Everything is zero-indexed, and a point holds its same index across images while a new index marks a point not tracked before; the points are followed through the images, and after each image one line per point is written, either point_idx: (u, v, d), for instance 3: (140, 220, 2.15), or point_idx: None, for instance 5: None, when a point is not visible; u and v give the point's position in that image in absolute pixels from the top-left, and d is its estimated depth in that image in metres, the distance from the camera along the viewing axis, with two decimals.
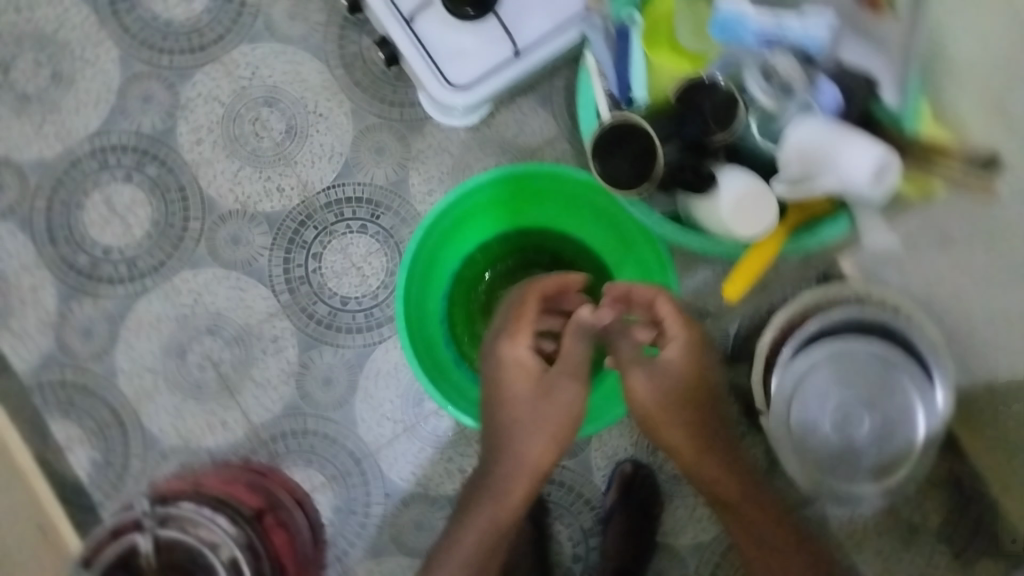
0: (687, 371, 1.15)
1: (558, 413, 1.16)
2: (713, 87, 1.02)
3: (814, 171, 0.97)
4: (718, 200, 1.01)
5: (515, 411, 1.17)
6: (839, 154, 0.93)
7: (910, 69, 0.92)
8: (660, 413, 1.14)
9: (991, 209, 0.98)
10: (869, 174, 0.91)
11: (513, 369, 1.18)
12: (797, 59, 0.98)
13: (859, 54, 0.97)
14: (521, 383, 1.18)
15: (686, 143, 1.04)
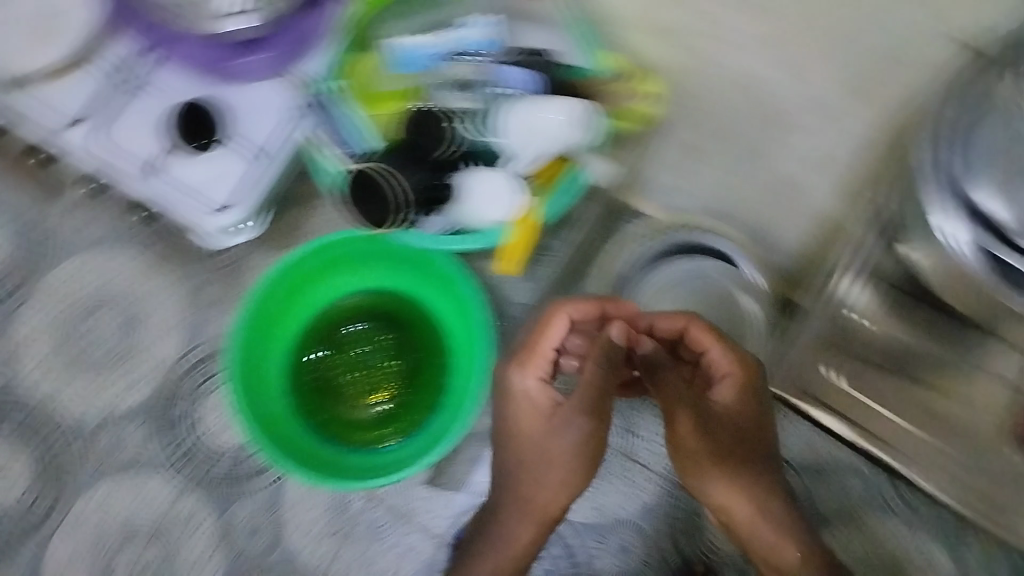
0: (738, 415, 1.01)
1: (567, 457, 1.03)
2: (424, 112, 1.04)
3: (532, 143, 1.01)
4: (470, 200, 1.02)
5: (541, 458, 1.04)
6: (542, 118, 0.99)
7: (576, 29, 1.05)
8: (711, 461, 1.00)
9: (751, 89, 1.00)
10: (571, 121, 0.98)
11: (529, 408, 1.04)
12: (474, 61, 1.05)
13: (533, 36, 1.06)
14: (548, 421, 1.03)
15: (432, 165, 1.02)
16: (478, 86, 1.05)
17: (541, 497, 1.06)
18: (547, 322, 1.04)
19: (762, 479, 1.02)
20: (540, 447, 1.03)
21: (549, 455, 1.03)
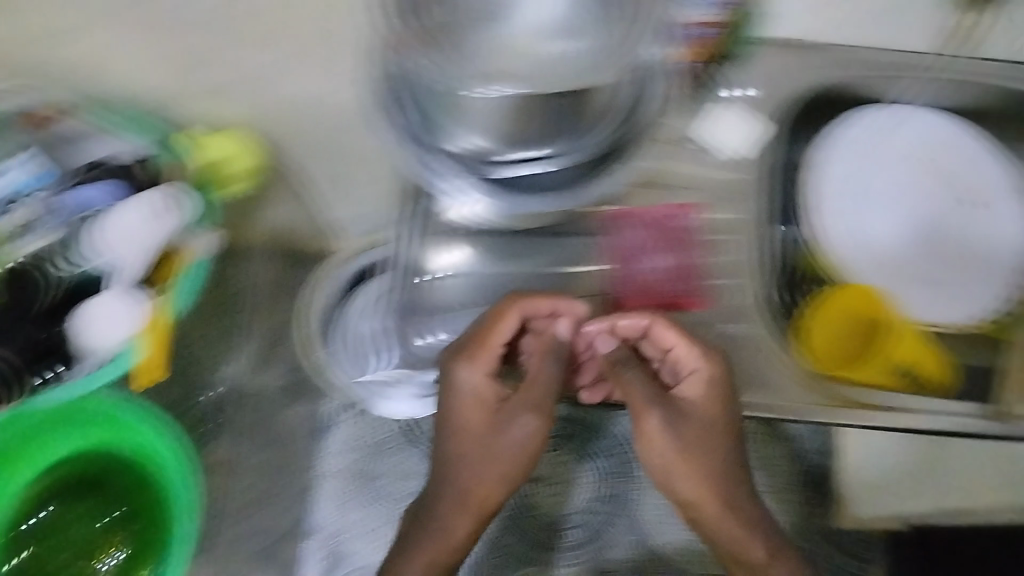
0: (719, 419, 0.68)
1: (505, 459, 0.69)
2: (24, 295, 0.63)
3: (115, 259, 0.63)
4: (91, 334, 0.63)
5: (475, 458, 0.70)
6: (104, 226, 0.62)
7: (133, 104, 0.71)
8: (687, 472, 0.68)
9: (321, 149, 0.79)
10: (148, 214, 0.63)
11: (472, 408, 0.70)
12: (30, 204, 0.63)
13: (87, 145, 0.67)
14: (474, 408, 0.70)
15: (40, 320, 0.63)
16: (48, 220, 0.63)
17: (480, 489, 0.70)
18: (486, 323, 0.72)
19: (739, 489, 0.69)
20: (445, 442, 0.71)
21: (446, 467, 0.71)
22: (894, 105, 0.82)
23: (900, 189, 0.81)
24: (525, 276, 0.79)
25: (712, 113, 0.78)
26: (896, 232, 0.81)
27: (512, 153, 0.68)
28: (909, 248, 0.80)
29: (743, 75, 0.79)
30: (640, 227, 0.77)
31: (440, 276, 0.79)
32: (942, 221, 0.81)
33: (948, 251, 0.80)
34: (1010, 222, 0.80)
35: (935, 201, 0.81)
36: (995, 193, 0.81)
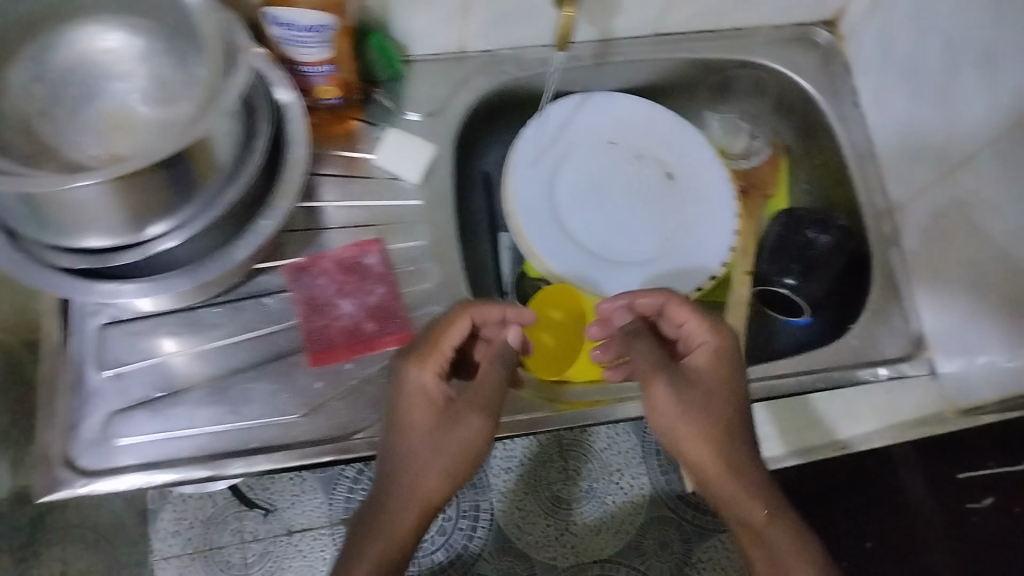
0: (722, 390, 0.61)
1: (444, 461, 0.58)
2: None
3: None
4: None
5: (419, 454, 0.58)
6: None
7: None
8: (691, 443, 0.60)
9: None
10: None
11: (419, 409, 0.59)
12: None
13: None
14: (410, 407, 0.59)
15: None
16: None
17: (433, 489, 0.59)
18: (431, 330, 0.63)
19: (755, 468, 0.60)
20: (393, 443, 0.59)
21: (389, 478, 0.59)
22: (569, 100, 0.85)
23: (596, 180, 0.84)
24: (225, 350, 0.68)
25: (382, 137, 0.76)
26: (604, 222, 0.82)
27: (145, 229, 0.58)
28: (621, 234, 0.82)
29: (407, 99, 0.78)
30: (323, 275, 0.71)
31: (127, 370, 0.67)
32: (643, 201, 0.84)
33: (658, 226, 0.83)
34: (702, 187, 0.85)
35: (630, 184, 0.84)
36: (683, 162, 0.86)
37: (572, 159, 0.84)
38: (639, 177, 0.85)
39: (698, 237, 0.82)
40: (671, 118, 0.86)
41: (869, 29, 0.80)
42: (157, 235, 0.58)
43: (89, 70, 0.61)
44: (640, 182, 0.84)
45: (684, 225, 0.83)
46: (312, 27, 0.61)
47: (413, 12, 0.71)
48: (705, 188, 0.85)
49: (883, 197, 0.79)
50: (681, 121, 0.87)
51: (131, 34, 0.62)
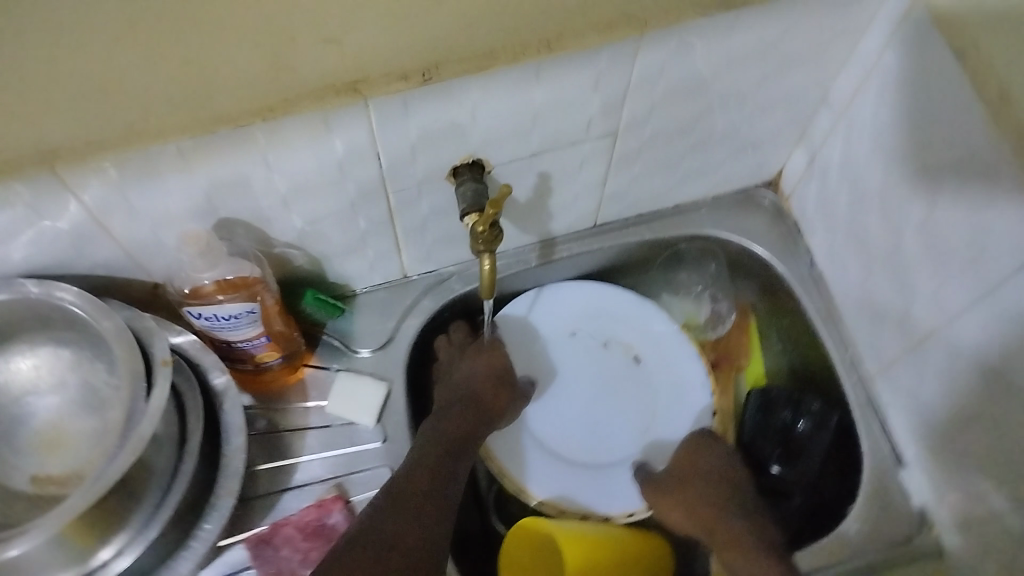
0: (709, 466, 0.74)
1: (511, 391, 0.75)
2: None
3: None
4: None
5: (486, 385, 0.73)
6: None
7: None
8: (685, 511, 0.72)
9: None
10: None
11: (489, 355, 0.76)
12: None
13: None
14: (470, 358, 0.75)
15: None
16: None
17: (492, 405, 0.72)
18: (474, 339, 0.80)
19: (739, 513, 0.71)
20: (460, 376, 0.74)
21: (458, 393, 0.72)
22: (523, 297, 0.83)
23: (563, 374, 0.81)
24: None
25: (334, 382, 0.74)
26: (576, 419, 0.79)
27: (91, 559, 0.54)
28: (593, 430, 0.79)
29: (356, 336, 0.76)
30: (288, 545, 0.67)
31: None
32: (615, 388, 0.81)
33: (631, 416, 0.80)
34: (671, 365, 0.82)
35: (600, 373, 0.81)
36: (650, 341, 0.83)
37: (535, 357, 0.81)
38: (607, 363, 0.82)
39: (673, 423, 0.80)
40: (632, 297, 0.84)
41: (809, 192, 0.79)
42: (106, 559, 0.55)
43: (14, 394, 0.59)
44: (609, 370, 0.81)
45: (657, 412, 0.80)
46: (234, 314, 0.60)
47: (348, 261, 0.71)
48: (675, 367, 0.82)
49: (856, 362, 0.76)
50: (642, 299, 0.85)
51: (55, 347, 0.59)
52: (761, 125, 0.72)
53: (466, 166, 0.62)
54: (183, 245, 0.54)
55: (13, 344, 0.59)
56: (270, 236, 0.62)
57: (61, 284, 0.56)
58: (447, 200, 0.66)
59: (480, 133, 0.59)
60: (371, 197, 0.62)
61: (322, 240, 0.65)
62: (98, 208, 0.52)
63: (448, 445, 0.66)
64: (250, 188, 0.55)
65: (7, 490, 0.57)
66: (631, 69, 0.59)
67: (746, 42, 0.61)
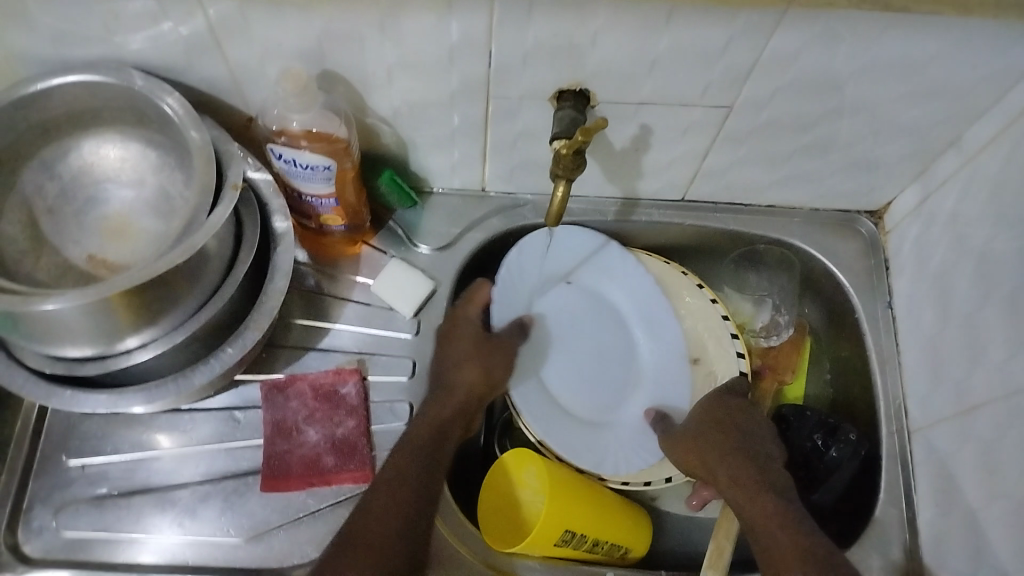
0: (729, 423, 0.70)
1: (476, 365, 0.70)
2: None
3: None
4: None
5: (457, 361, 0.70)
6: None
7: None
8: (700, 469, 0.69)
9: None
10: None
11: (463, 333, 0.72)
12: None
13: None
14: (448, 337, 0.72)
15: None
16: None
17: (476, 380, 0.70)
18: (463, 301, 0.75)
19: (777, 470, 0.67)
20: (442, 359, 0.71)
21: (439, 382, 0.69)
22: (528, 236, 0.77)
23: (561, 325, 0.77)
24: (188, 458, 0.68)
25: (386, 266, 0.75)
26: (568, 373, 0.76)
27: (119, 343, 0.58)
28: (582, 386, 0.76)
29: (419, 232, 0.78)
30: (296, 398, 0.70)
31: (97, 462, 0.68)
32: (606, 355, 0.77)
33: (618, 387, 0.77)
34: (664, 348, 0.77)
35: (595, 334, 0.78)
36: (645, 319, 0.78)
37: (549, 298, 0.78)
38: (604, 327, 0.78)
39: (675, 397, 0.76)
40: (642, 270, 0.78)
41: (910, 232, 0.75)
42: (131, 347, 0.58)
43: (95, 175, 0.62)
44: (607, 332, 0.78)
45: (641, 377, 0.77)
46: (312, 165, 0.61)
47: (433, 155, 0.71)
48: (669, 349, 0.77)
49: (901, 413, 0.73)
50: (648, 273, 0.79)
51: (144, 146, 0.62)
52: (880, 148, 0.69)
53: (571, 93, 0.61)
54: (281, 81, 0.55)
55: (109, 130, 0.62)
56: (366, 104, 0.64)
57: (164, 86, 0.58)
58: (544, 123, 0.66)
59: (595, 62, 0.58)
60: (470, 96, 0.62)
61: (415, 124, 0.66)
62: (218, 22, 0.54)
63: (421, 441, 0.65)
64: (361, 47, 0.57)
65: (65, 260, 0.61)
66: (763, 45, 0.57)
67: (889, 52, 0.57)
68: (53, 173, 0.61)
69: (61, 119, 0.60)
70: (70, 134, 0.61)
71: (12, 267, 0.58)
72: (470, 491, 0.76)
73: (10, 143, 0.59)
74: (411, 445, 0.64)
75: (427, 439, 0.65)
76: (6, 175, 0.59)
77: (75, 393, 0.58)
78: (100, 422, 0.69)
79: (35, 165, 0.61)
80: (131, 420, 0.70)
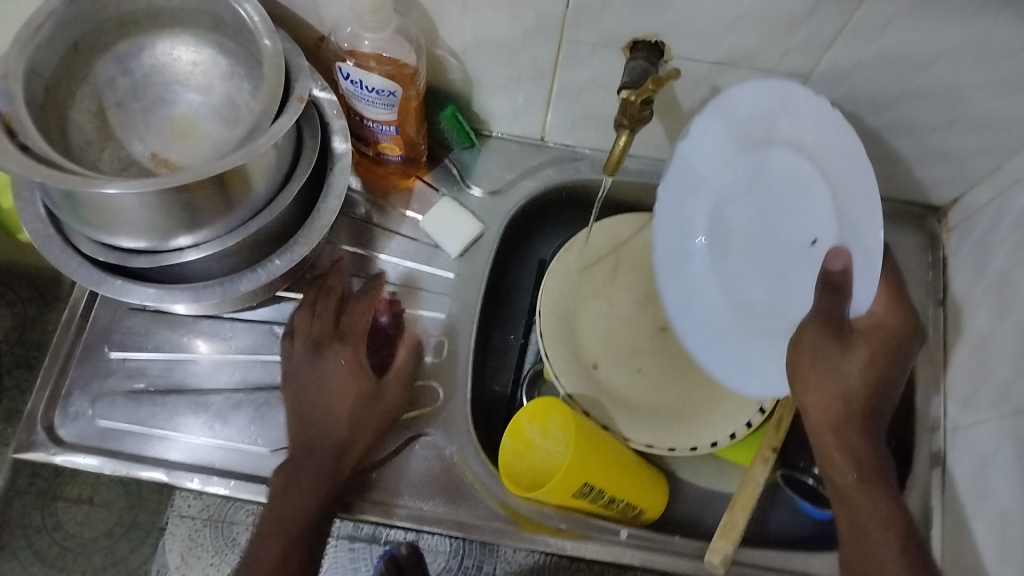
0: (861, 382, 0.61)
1: (346, 418, 0.64)
2: None
3: None
4: None
5: (336, 409, 0.64)
6: None
7: None
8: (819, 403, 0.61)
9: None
10: None
11: (342, 382, 0.65)
12: None
13: None
14: (341, 371, 0.65)
15: None
16: None
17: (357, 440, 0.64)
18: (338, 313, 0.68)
19: (851, 440, 0.61)
20: (319, 399, 0.64)
21: (315, 431, 0.63)
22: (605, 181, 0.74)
23: (732, 209, 0.67)
24: (225, 366, 0.70)
25: (435, 203, 0.75)
26: (747, 270, 0.68)
27: (172, 240, 0.59)
28: (766, 286, 0.67)
29: (473, 174, 0.78)
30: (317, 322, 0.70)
31: (136, 359, 0.70)
32: (794, 233, 0.64)
33: (807, 275, 0.64)
34: (858, 228, 0.60)
35: (773, 215, 0.65)
36: (835, 188, 0.61)
37: (717, 175, 0.67)
38: (795, 193, 0.64)
39: (860, 292, 0.60)
40: (816, 105, 0.60)
41: (972, 231, 0.73)
42: (184, 246, 0.59)
43: (167, 76, 0.63)
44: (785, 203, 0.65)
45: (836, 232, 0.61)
46: (378, 89, 0.61)
47: (498, 96, 0.71)
48: (867, 225, 0.59)
49: (939, 413, 0.72)
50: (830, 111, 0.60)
51: (219, 52, 0.63)
52: (954, 140, 0.67)
53: (646, 45, 0.60)
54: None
55: (184, 33, 0.63)
56: (438, 35, 0.64)
57: None
58: (613, 74, 0.65)
59: (673, 13, 0.57)
60: (544, 37, 0.62)
61: (484, 60, 0.66)
62: None
63: (317, 497, 0.61)
64: None
65: (129, 155, 0.62)
66: (850, 13, 0.55)
67: (980, 36, 0.56)
68: (127, 68, 0.62)
69: (139, 14, 0.61)
70: (146, 31, 0.62)
71: (78, 154, 0.60)
72: (493, 435, 0.77)
73: (89, 32, 0.60)
74: (297, 500, 0.61)
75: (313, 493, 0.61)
76: (82, 63, 0.60)
77: (125, 284, 0.60)
78: (144, 321, 0.71)
79: (109, 58, 0.61)
80: (172, 323, 0.71)
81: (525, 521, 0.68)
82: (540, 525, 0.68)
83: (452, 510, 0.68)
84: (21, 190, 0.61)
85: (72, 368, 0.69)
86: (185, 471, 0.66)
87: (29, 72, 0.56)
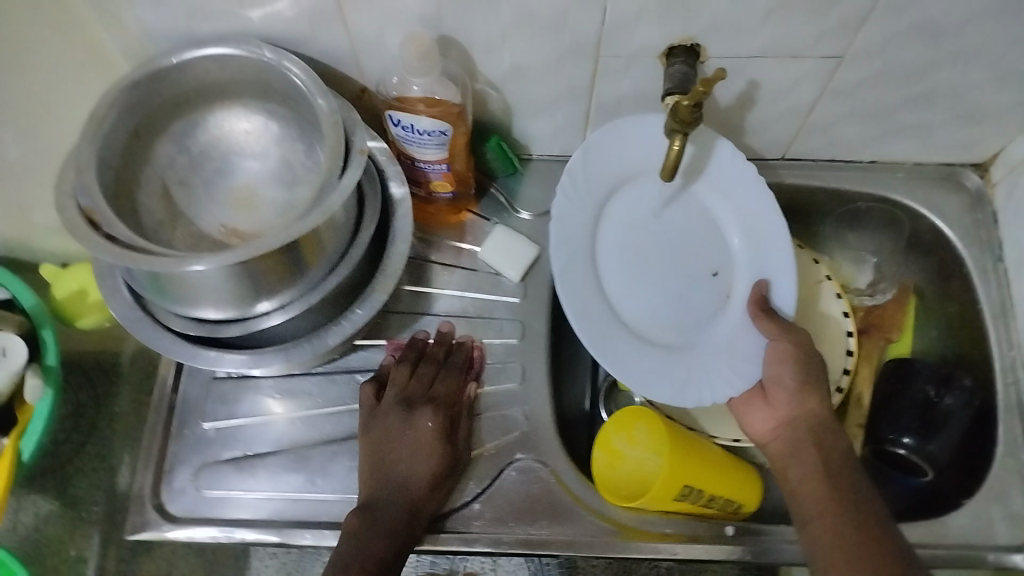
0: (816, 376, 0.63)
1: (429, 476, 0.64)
2: None
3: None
4: None
5: (413, 459, 0.64)
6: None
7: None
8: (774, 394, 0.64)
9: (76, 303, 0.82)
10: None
11: (429, 443, 0.65)
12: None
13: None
14: (428, 435, 0.65)
15: None
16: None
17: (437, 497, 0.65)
18: (421, 376, 0.70)
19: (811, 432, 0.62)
20: (401, 454, 0.65)
21: (392, 481, 0.64)
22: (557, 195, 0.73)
23: (626, 234, 0.70)
24: (315, 420, 0.71)
25: (490, 233, 0.77)
26: (643, 284, 0.69)
27: (256, 305, 0.61)
28: (661, 299, 0.69)
29: (521, 198, 0.79)
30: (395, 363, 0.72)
31: (227, 426, 0.71)
32: (691, 262, 0.70)
33: (705, 301, 0.69)
34: (767, 263, 0.69)
35: (676, 239, 0.70)
36: (744, 227, 0.70)
37: (635, 197, 0.70)
38: (698, 234, 0.71)
39: (782, 301, 0.68)
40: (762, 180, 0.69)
41: (1020, 181, 0.74)
42: (267, 310, 0.61)
43: (224, 148, 0.65)
44: (688, 230, 0.70)
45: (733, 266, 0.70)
46: (428, 131, 0.63)
47: (537, 120, 0.73)
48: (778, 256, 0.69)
49: (1017, 363, 0.72)
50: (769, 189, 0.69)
51: (269, 117, 0.65)
52: (992, 95, 0.68)
53: (683, 49, 0.62)
54: (406, 44, 0.57)
55: (234, 104, 0.65)
56: (477, 69, 0.65)
57: (292, 57, 0.60)
58: (652, 81, 0.66)
59: (707, 15, 0.59)
60: (580, 56, 0.64)
61: (523, 87, 0.68)
62: None
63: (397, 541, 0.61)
64: (480, 10, 0.58)
65: (198, 230, 0.64)
66: None
67: None
68: (185, 146, 0.64)
69: (192, 94, 0.63)
70: (200, 109, 0.64)
71: (154, 235, 0.61)
72: (578, 451, 0.78)
73: (147, 118, 0.62)
74: (376, 542, 0.61)
75: (396, 540, 0.61)
76: (145, 150, 0.62)
77: (216, 353, 0.62)
78: (229, 387, 0.73)
79: (168, 139, 0.64)
80: (257, 385, 0.73)
81: (630, 531, 0.69)
82: (646, 533, 0.69)
83: (558, 530, 0.68)
84: (103, 278, 0.63)
85: (170, 443, 0.71)
86: (293, 526, 0.67)
87: (101, 165, 0.58)
